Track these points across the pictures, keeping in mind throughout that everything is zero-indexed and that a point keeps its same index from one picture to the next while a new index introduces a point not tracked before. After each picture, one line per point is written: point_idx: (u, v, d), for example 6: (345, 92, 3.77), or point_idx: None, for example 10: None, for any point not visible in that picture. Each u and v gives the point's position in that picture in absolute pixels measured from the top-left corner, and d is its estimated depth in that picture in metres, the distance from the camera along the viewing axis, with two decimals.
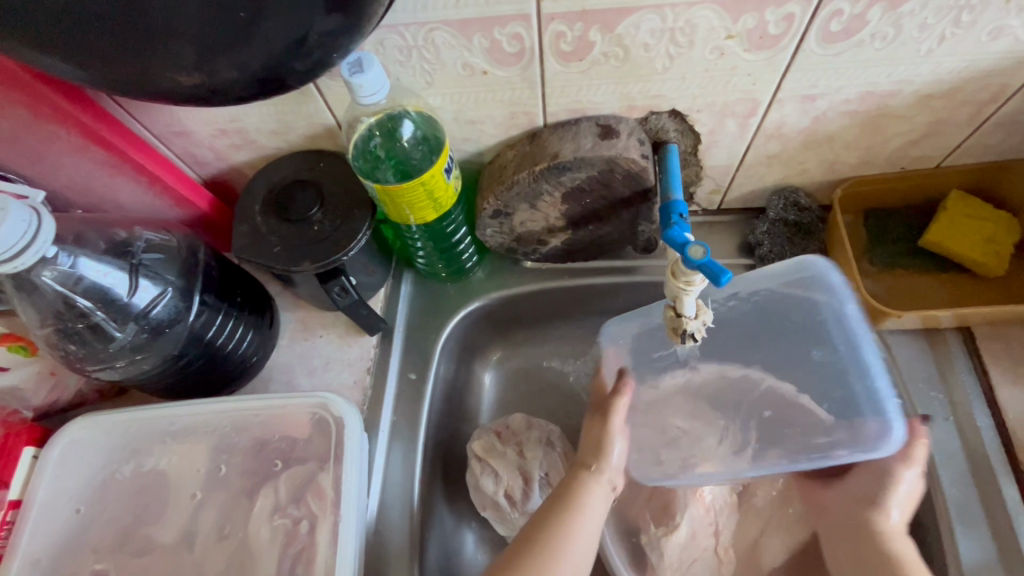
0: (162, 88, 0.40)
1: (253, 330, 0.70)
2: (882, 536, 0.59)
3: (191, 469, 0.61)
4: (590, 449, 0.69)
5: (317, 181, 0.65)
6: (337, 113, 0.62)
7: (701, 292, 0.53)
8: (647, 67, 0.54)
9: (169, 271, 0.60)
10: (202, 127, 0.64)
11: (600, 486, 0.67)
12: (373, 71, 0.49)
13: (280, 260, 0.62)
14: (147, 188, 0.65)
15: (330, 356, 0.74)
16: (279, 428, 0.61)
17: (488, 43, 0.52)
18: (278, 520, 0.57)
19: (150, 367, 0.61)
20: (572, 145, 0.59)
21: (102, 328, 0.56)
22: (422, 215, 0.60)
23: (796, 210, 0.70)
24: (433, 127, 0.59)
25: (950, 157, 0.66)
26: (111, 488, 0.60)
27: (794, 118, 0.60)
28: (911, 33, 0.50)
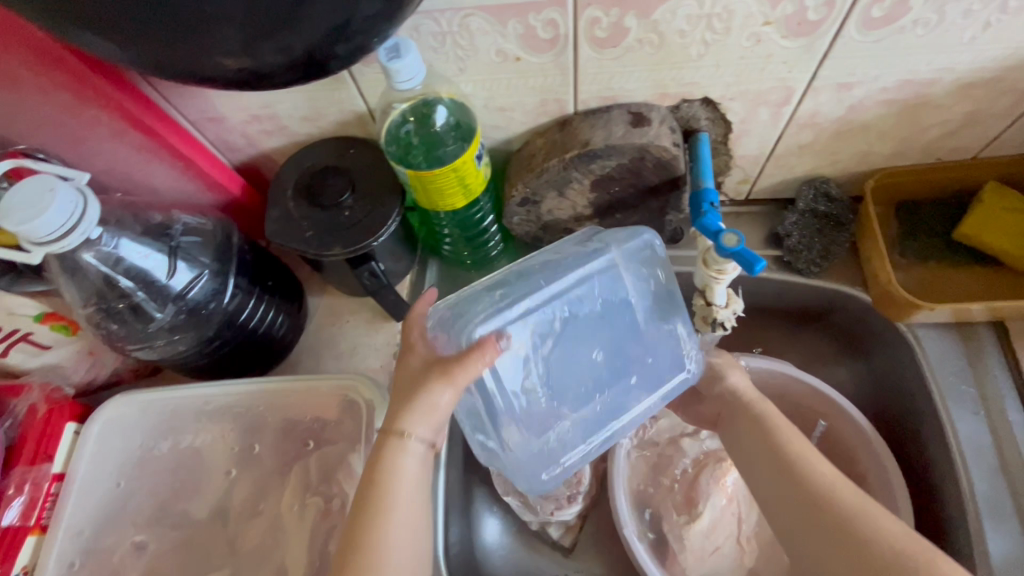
0: (208, 70, 0.41)
1: (283, 314, 0.71)
2: (783, 443, 0.56)
3: (226, 448, 0.62)
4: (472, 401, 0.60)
5: (348, 168, 0.66)
6: (368, 100, 0.63)
7: (732, 280, 0.53)
8: (682, 54, 0.54)
9: (205, 254, 0.62)
10: (236, 113, 0.65)
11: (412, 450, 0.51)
12: (409, 56, 0.49)
13: (312, 245, 0.63)
14: (182, 173, 0.66)
15: (358, 341, 0.76)
16: (311, 410, 0.62)
17: (523, 29, 0.52)
18: (310, 498, 0.58)
19: (186, 347, 0.62)
20: (603, 132, 0.59)
21: (142, 308, 0.57)
22: (452, 201, 0.60)
23: (827, 201, 0.70)
24: (465, 113, 0.59)
25: (988, 149, 0.64)
26: (150, 464, 0.62)
27: (829, 107, 0.59)
28: (955, 19, 0.49)
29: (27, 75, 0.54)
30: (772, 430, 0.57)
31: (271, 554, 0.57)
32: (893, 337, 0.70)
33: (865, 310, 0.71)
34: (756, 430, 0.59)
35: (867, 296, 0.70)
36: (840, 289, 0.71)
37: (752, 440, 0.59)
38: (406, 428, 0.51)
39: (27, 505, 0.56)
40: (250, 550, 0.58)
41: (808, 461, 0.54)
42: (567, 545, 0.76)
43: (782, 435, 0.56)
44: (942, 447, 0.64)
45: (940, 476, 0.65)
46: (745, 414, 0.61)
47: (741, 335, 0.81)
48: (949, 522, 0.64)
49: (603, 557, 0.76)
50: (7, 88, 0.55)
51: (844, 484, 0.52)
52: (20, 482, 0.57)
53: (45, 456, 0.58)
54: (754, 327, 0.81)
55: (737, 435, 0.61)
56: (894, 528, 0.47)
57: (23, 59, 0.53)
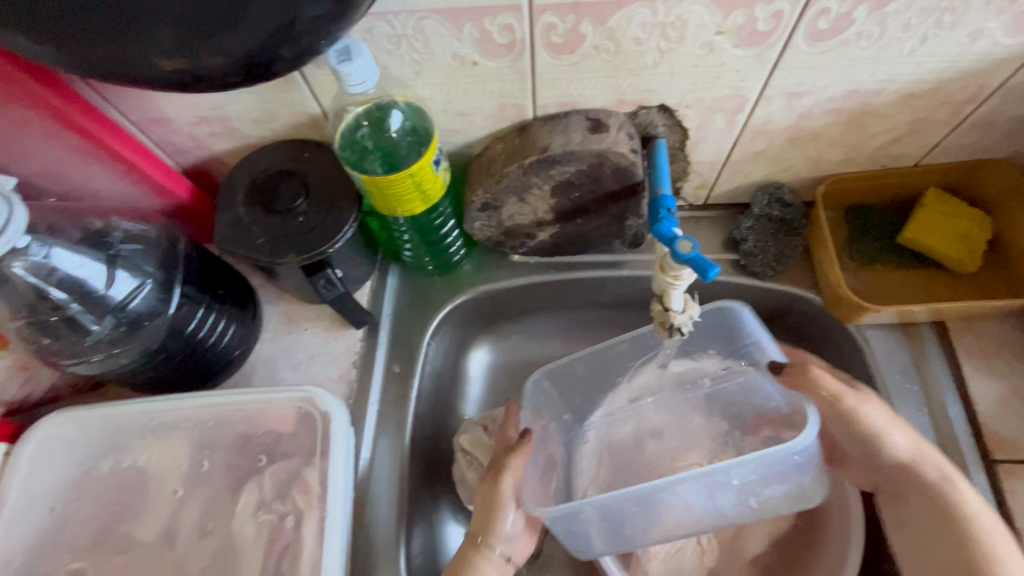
0: (141, 71, 0.38)
1: (233, 323, 0.68)
2: (959, 513, 0.54)
3: (172, 465, 0.59)
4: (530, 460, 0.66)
5: (302, 171, 0.64)
6: (322, 102, 0.61)
7: (689, 286, 0.54)
8: (638, 61, 0.54)
9: (148, 263, 0.59)
10: (182, 114, 0.62)
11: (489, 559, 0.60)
12: (361, 59, 0.48)
13: (264, 252, 0.61)
14: (124, 177, 0.63)
15: (315, 349, 0.73)
16: (264, 422, 0.60)
17: (478, 33, 0.51)
18: (263, 516, 0.56)
19: (128, 361, 0.59)
20: (561, 138, 0.59)
21: (78, 321, 0.54)
22: (410, 207, 0.59)
23: (780, 207, 0.72)
24: (421, 118, 0.59)
25: (928, 157, 0.67)
26: (88, 484, 0.58)
27: (780, 115, 0.61)
28: (896, 33, 0.51)
29: None
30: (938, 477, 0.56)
31: None
32: (843, 338, 0.72)
33: (816, 311, 0.74)
34: (903, 476, 0.58)
35: (819, 298, 0.72)
36: (793, 292, 0.74)
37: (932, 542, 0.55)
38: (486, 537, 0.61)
39: None
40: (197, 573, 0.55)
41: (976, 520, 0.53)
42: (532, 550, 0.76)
43: (952, 483, 0.55)
44: None
45: None
46: (908, 470, 0.58)
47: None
48: None
49: (568, 561, 0.77)
50: None
51: None
52: None
53: None
54: None
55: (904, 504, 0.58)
56: None
57: None
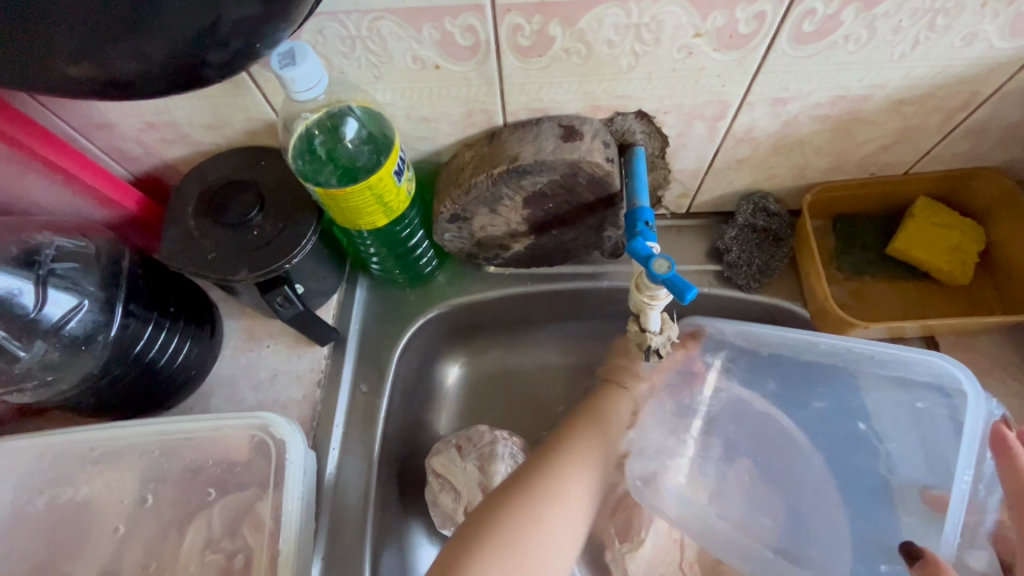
0: (50, 78, 0.34)
1: (188, 342, 0.64)
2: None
3: (116, 499, 0.55)
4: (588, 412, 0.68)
5: (257, 181, 0.60)
6: (276, 107, 0.57)
7: (666, 306, 0.50)
8: (612, 65, 0.50)
9: (87, 281, 0.54)
10: (126, 120, 0.58)
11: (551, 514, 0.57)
12: (307, 63, 0.43)
13: (214, 268, 0.57)
14: (63, 188, 0.59)
15: (277, 368, 0.69)
16: (216, 451, 0.56)
17: (438, 35, 0.47)
18: (211, 555, 0.52)
19: (65, 388, 0.55)
20: (532, 147, 0.55)
21: (4, 348, 0.50)
22: (371, 220, 0.55)
23: (766, 216, 0.68)
24: (381, 125, 0.54)
25: (919, 164, 0.64)
26: (22, 521, 0.54)
27: (764, 122, 0.57)
28: (886, 36, 0.48)
29: None
30: None
31: None
32: None
33: (803, 325, 0.71)
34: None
35: (806, 311, 0.69)
36: (778, 304, 0.70)
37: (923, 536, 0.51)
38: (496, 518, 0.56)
39: None
40: None
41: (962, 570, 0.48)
42: None
43: None
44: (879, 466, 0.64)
45: None
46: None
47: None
48: None
49: None
50: None
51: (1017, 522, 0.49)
52: None
53: None
54: None
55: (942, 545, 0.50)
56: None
57: None
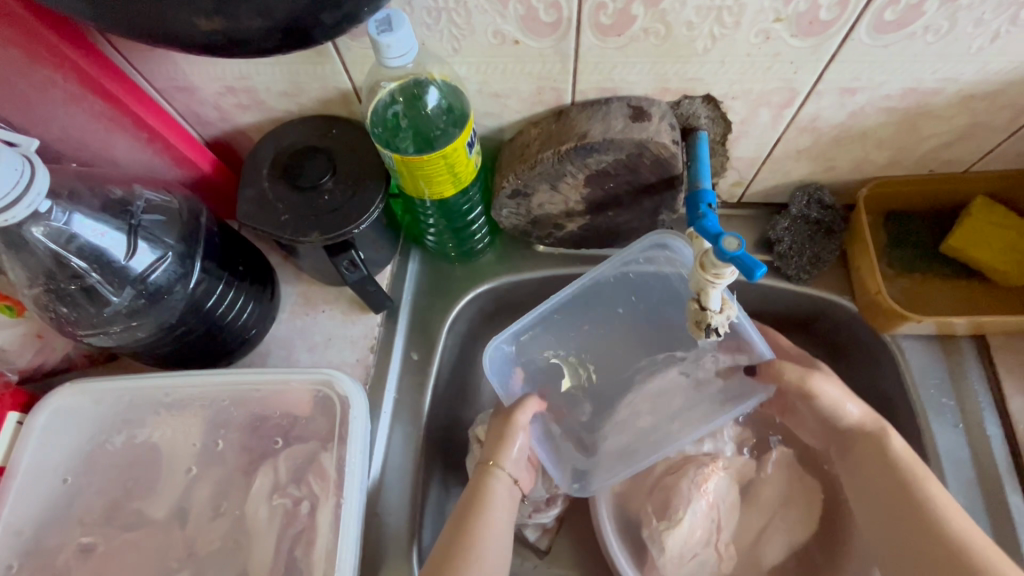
0: (177, 31, 0.36)
1: (252, 304, 0.67)
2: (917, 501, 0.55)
3: (186, 443, 0.58)
4: (494, 444, 0.65)
5: (330, 148, 0.62)
6: (353, 77, 0.59)
7: (729, 285, 0.51)
8: (688, 47, 0.51)
9: (169, 235, 0.57)
10: (208, 84, 0.61)
11: (501, 481, 0.64)
12: (402, 31, 0.45)
13: (287, 229, 0.59)
14: (146, 146, 0.61)
15: (333, 333, 0.72)
16: (281, 405, 0.59)
17: (523, 10, 0.49)
18: (277, 500, 0.55)
19: (144, 335, 0.57)
20: (601, 125, 0.56)
21: (97, 291, 0.53)
22: (440, 190, 0.57)
23: (819, 208, 0.69)
24: (458, 97, 0.56)
25: (980, 163, 0.65)
26: (101, 458, 0.57)
27: (830, 112, 0.58)
28: (965, 28, 0.48)
29: None
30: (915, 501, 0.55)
31: (232, 558, 0.54)
32: (876, 347, 0.70)
33: (849, 319, 0.71)
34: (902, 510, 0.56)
35: (854, 305, 0.70)
36: (826, 297, 0.71)
37: (877, 476, 0.59)
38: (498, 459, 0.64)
39: None
40: (209, 555, 0.54)
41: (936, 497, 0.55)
42: (543, 548, 0.75)
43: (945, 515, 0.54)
44: (922, 459, 0.65)
45: None
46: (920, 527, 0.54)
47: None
48: None
49: (578, 560, 0.75)
50: None
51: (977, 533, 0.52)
52: None
53: None
54: None
55: (853, 453, 0.63)
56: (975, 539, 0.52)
57: None
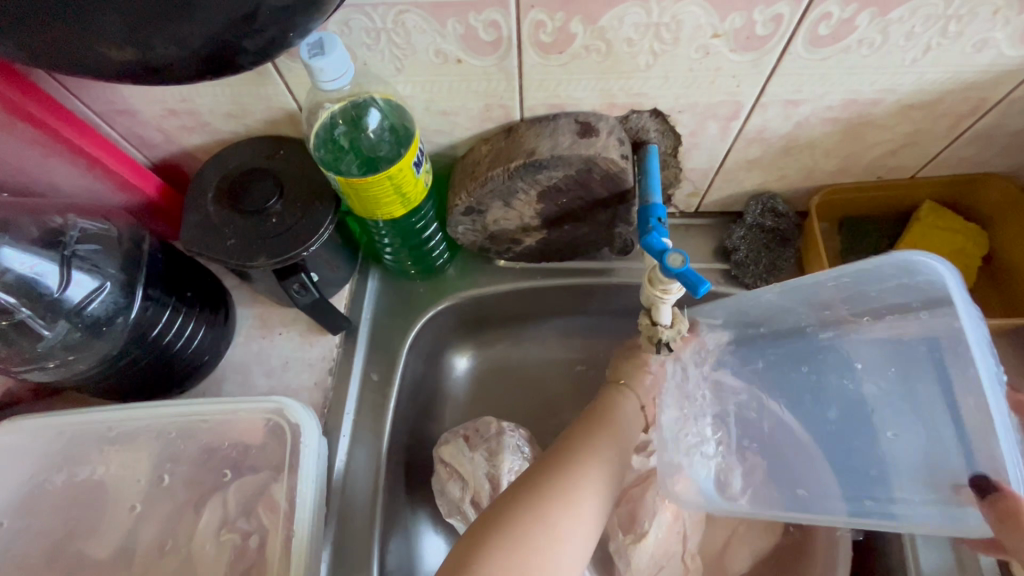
0: (87, 60, 0.35)
1: (202, 330, 0.65)
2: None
3: (132, 478, 0.56)
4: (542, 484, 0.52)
5: (277, 170, 0.61)
6: (297, 97, 0.58)
7: (678, 300, 0.51)
8: (630, 63, 0.52)
9: (107, 264, 0.55)
10: (149, 106, 0.59)
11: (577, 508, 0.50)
12: (335, 53, 0.45)
13: (233, 254, 0.57)
14: (86, 172, 0.59)
15: (290, 355, 0.71)
16: (231, 434, 0.57)
17: (462, 30, 0.48)
18: (226, 534, 0.53)
19: (85, 369, 0.55)
20: (549, 142, 0.56)
21: (27, 326, 0.51)
22: (389, 210, 0.56)
23: (773, 216, 0.70)
24: (400, 116, 0.55)
25: (925, 169, 0.66)
26: (40, 498, 0.55)
27: (776, 123, 0.58)
28: (898, 41, 0.49)
29: None
30: None
31: None
32: None
33: None
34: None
35: None
36: None
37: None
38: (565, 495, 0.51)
39: None
40: None
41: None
42: None
43: None
44: None
45: None
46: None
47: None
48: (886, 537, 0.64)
49: None
50: None
51: None
52: None
53: None
54: None
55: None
56: None
57: None
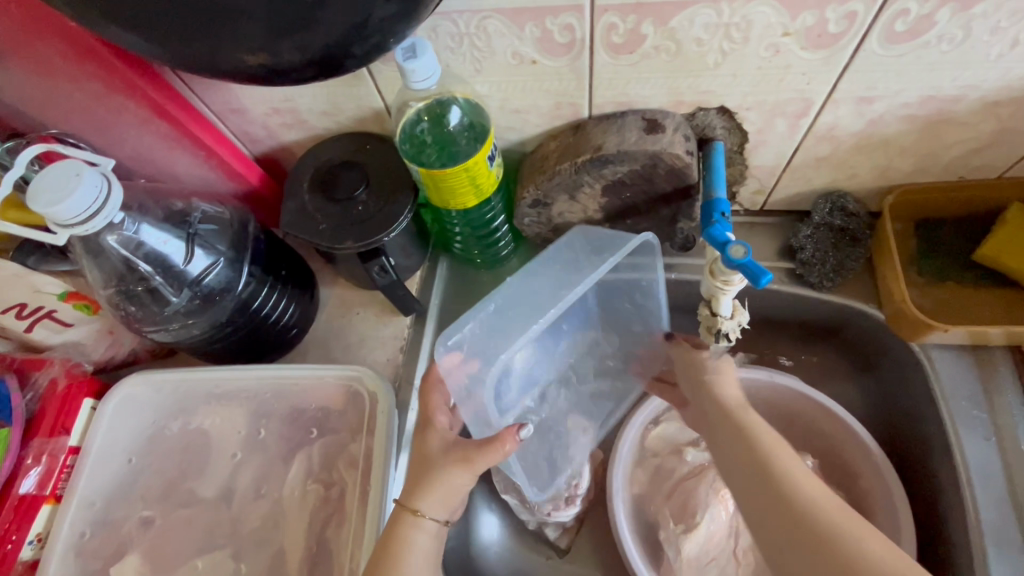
0: (227, 66, 0.41)
1: (293, 306, 0.72)
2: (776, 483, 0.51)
3: (233, 430, 0.64)
4: (414, 484, 0.55)
5: (364, 163, 0.67)
6: (385, 97, 0.64)
7: (739, 292, 0.53)
8: (699, 62, 0.53)
9: (222, 242, 0.64)
10: (258, 105, 0.67)
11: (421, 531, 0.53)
12: (426, 56, 0.50)
13: (325, 238, 0.64)
14: (204, 162, 0.68)
15: (366, 333, 0.77)
16: (317, 397, 0.64)
17: (539, 33, 0.52)
18: (311, 485, 0.60)
19: (199, 332, 0.64)
20: (616, 138, 0.59)
21: (159, 292, 0.60)
22: (463, 200, 0.61)
23: (843, 215, 0.69)
24: (479, 114, 0.60)
25: (1013, 169, 0.63)
26: (160, 442, 0.64)
27: (848, 120, 0.58)
28: (982, 36, 0.48)
29: (60, 63, 0.56)
30: (784, 495, 0.49)
31: (271, 537, 0.59)
32: (903, 357, 0.69)
33: (877, 327, 0.70)
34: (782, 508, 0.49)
35: (881, 313, 0.69)
36: (851, 304, 0.71)
37: (768, 511, 0.50)
38: (421, 508, 0.54)
39: (44, 474, 0.58)
40: (251, 532, 0.59)
41: (798, 489, 0.50)
42: (563, 547, 0.77)
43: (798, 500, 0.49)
44: (950, 471, 0.63)
45: (944, 498, 0.64)
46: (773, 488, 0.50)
47: (747, 347, 0.81)
48: (954, 550, 0.62)
49: (599, 560, 0.77)
50: (42, 73, 0.57)
51: (850, 517, 0.48)
52: (37, 453, 0.58)
53: (62, 429, 0.60)
54: (762, 341, 0.80)
55: (720, 429, 0.57)
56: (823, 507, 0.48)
57: (55, 48, 0.54)
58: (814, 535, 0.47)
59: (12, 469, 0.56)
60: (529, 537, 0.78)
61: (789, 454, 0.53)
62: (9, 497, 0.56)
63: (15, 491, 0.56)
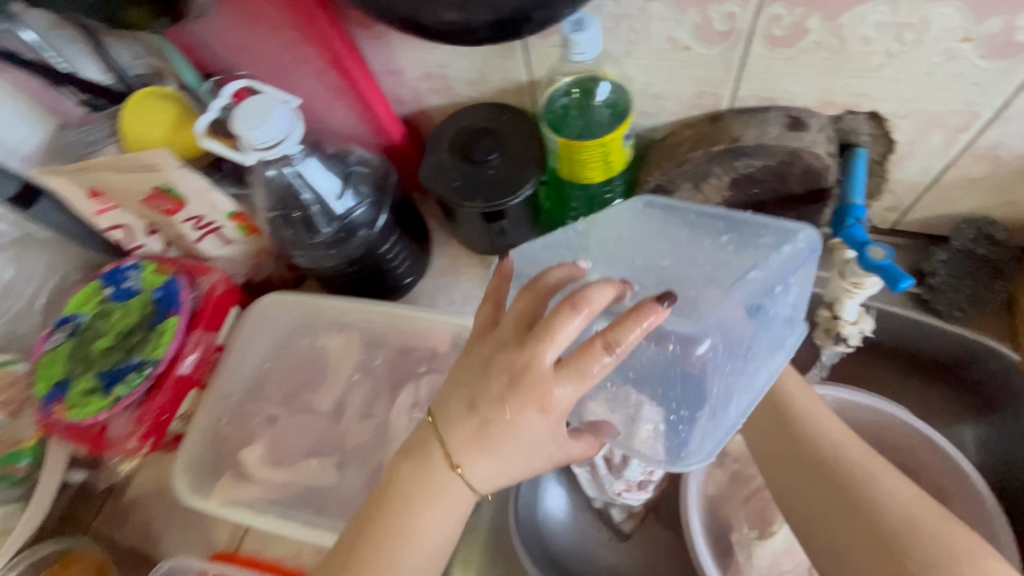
0: (424, 21, 0.47)
1: (410, 257, 0.79)
2: (836, 473, 0.55)
3: (350, 356, 0.71)
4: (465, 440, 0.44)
5: (500, 130, 0.72)
6: (531, 71, 0.68)
7: (868, 297, 0.52)
8: (860, 62, 0.53)
9: (368, 188, 0.71)
10: (413, 69, 0.73)
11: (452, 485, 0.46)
12: (591, 31, 0.53)
13: (457, 193, 0.70)
14: (359, 114, 0.75)
15: (471, 293, 0.83)
16: (427, 338, 0.70)
17: (699, 19, 0.54)
18: (414, 415, 0.65)
19: (335, 264, 0.72)
20: (756, 131, 0.59)
21: (313, 222, 0.68)
22: (592, 175, 0.64)
23: (988, 244, 0.64)
24: (622, 94, 0.63)
25: None
26: (288, 354, 0.73)
27: (1015, 140, 0.55)
28: None
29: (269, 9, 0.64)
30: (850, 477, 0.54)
31: (373, 454, 0.65)
32: None
33: (1008, 368, 0.66)
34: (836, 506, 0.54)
35: (1016, 354, 0.65)
36: (980, 340, 0.67)
37: (830, 508, 0.54)
38: (465, 469, 0.45)
39: (198, 361, 0.67)
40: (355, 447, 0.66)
41: (874, 489, 0.53)
42: (626, 532, 0.78)
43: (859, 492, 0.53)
44: None
45: None
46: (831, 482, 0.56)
47: (850, 366, 0.77)
48: None
49: (662, 550, 0.78)
50: (251, 18, 0.65)
51: (919, 513, 0.50)
52: (196, 343, 0.67)
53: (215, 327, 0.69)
54: (866, 364, 0.77)
55: (788, 474, 0.59)
56: (901, 506, 0.51)
57: None
58: (874, 532, 0.50)
59: (176, 352, 0.66)
60: (594, 515, 0.80)
61: (857, 448, 0.57)
62: (171, 374, 0.65)
63: (176, 370, 0.65)
